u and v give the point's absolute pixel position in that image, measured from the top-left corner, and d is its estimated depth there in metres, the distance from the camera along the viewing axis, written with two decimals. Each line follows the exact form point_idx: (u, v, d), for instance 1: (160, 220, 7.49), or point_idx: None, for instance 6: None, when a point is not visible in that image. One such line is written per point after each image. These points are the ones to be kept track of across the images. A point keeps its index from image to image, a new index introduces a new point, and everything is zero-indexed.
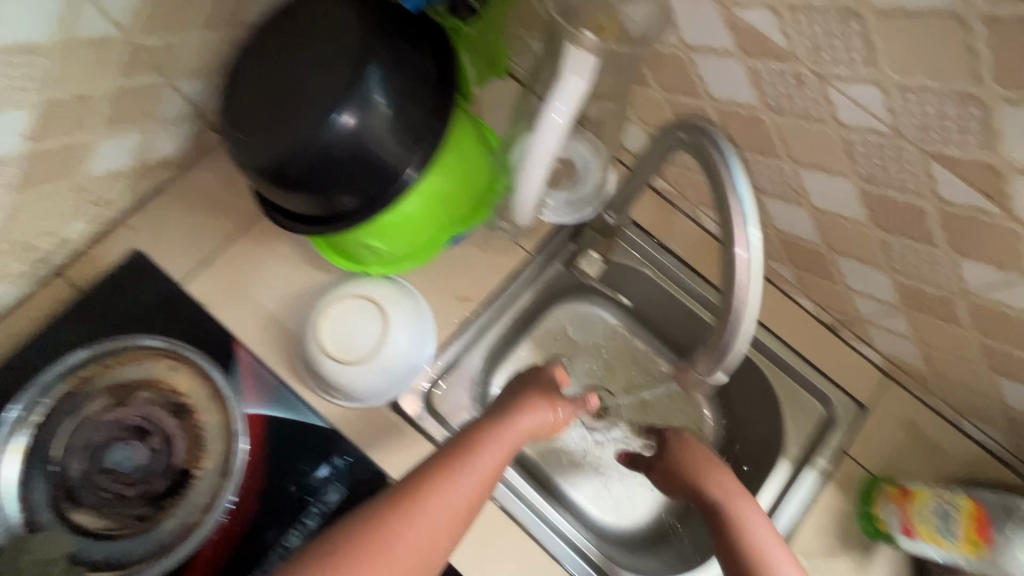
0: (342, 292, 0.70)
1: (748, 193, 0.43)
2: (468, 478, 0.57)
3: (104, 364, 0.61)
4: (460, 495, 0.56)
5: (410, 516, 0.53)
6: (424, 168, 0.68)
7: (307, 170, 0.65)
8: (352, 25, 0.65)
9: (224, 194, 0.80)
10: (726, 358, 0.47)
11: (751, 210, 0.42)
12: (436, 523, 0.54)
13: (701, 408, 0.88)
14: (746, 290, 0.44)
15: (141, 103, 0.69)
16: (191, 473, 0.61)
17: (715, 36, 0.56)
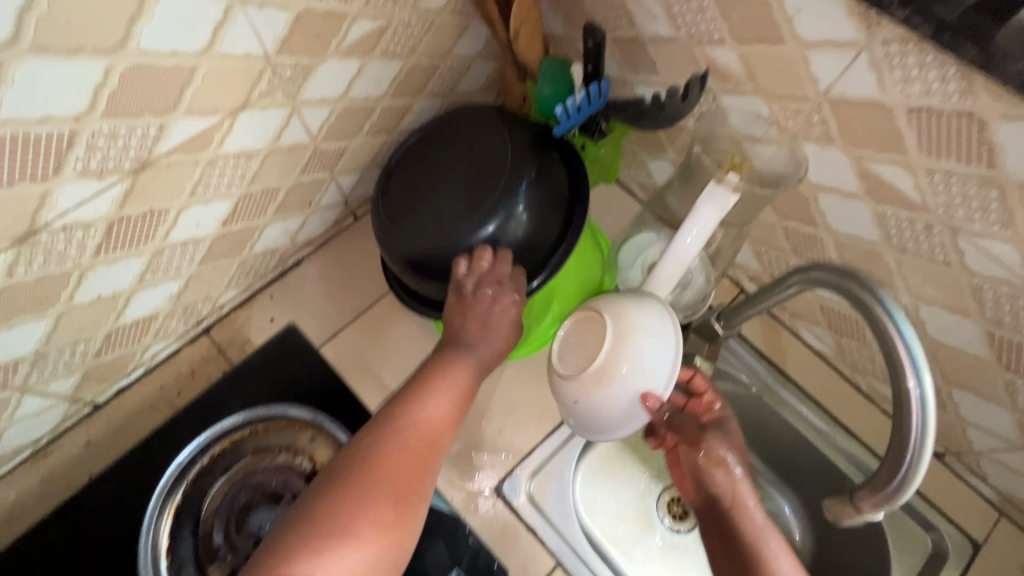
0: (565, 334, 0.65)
1: (917, 342, 0.44)
2: (432, 410, 0.60)
3: (253, 430, 0.67)
4: (429, 426, 0.59)
5: (388, 454, 0.55)
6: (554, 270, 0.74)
7: (448, 265, 0.72)
8: (501, 143, 0.74)
9: (357, 272, 0.88)
10: (896, 494, 0.46)
11: (922, 357, 0.44)
12: (404, 455, 0.56)
13: (793, 534, 0.86)
14: (923, 429, 0.43)
15: (309, 194, 0.79)
16: None
17: (844, 180, 0.62)
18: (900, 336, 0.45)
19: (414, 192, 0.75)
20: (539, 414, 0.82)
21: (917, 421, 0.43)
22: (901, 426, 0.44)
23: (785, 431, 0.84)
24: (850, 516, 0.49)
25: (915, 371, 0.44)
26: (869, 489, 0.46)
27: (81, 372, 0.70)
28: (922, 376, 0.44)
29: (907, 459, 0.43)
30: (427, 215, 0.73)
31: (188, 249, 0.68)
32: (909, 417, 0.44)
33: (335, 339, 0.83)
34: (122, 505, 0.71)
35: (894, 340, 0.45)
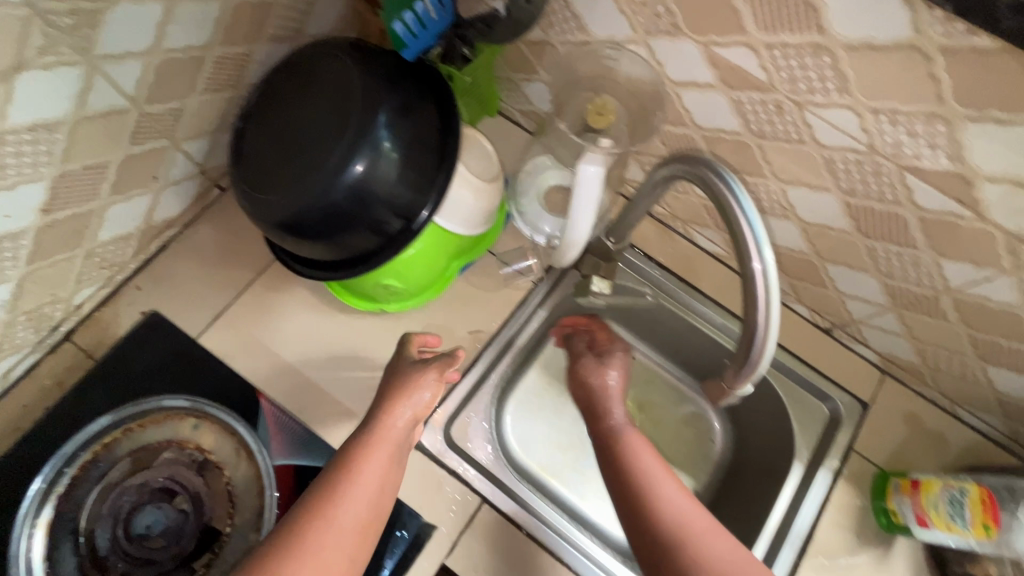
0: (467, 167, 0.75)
1: (758, 218, 0.45)
2: (353, 501, 0.55)
3: (126, 430, 0.61)
4: (349, 522, 0.53)
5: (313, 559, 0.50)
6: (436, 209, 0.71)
7: (328, 218, 0.67)
8: (350, 72, 0.67)
9: (234, 247, 0.81)
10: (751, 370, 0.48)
11: (761, 231, 0.44)
12: (326, 554, 0.51)
13: (712, 423, 0.92)
14: (767, 300, 0.45)
15: (149, 166, 0.71)
16: (222, 531, 0.60)
17: (699, 72, 0.61)
18: (743, 213, 0.45)
19: (276, 144, 0.69)
20: None
21: (761, 294, 0.44)
22: (749, 302, 0.45)
23: (690, 332, 0.86)
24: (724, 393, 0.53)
25: (758, 248, 0.45)
26: (732, 366, 0.48)
27: None
28: (763, 251, 0.44)
29: (755, 334, 0.45)
30: (289, 171, 0.67)
31: (7, 247, 0.60)
32: (753, 289, 0.45)
33: (217, 322, 0.77)
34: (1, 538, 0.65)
35: (737, 219, 0.45)
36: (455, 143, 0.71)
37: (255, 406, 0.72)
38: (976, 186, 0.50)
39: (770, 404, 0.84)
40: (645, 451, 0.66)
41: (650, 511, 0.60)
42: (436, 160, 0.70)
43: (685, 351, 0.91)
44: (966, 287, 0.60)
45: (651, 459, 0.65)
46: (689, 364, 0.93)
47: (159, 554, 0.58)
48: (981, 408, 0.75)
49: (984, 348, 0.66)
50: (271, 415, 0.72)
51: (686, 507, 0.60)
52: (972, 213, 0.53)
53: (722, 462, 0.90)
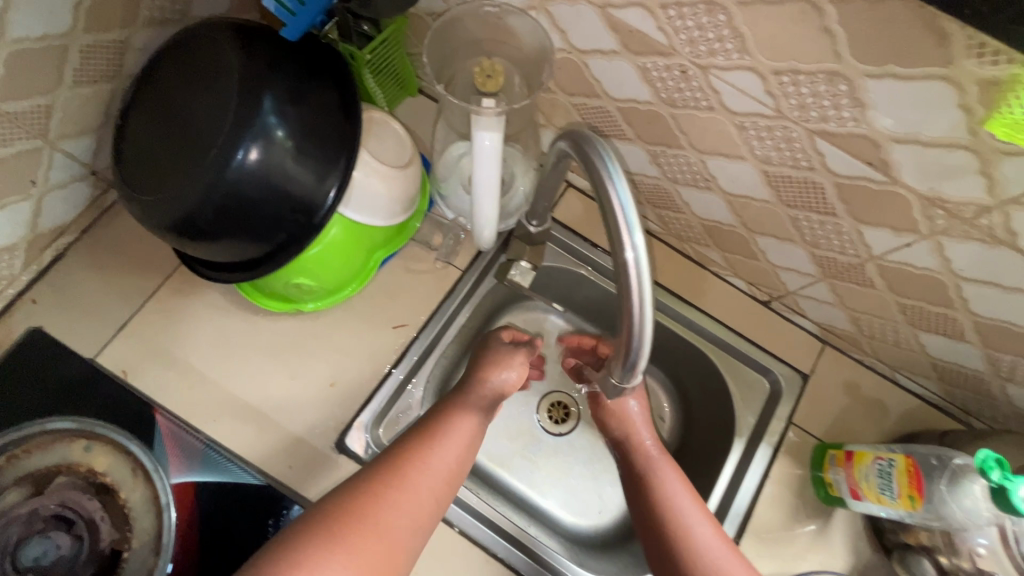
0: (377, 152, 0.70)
1: (632, 205, 0.42)
2: (440, 461, 0.59)
3: (14, 457, 0.62)
4: (440, 469, 0.59)
5: (399, 492, 0.55)
6: (343, 193, 0.67)
7: (222, 218, 0.62)
8: (232, 55, 0.62)
9: (136, 252, 0.75)
10: (636, 363, 0.47)
11: (633, 218, 0.42)
12: (421, 495, 0.56)
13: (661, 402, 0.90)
14: (641, 292, 0.43)
15: (22, 171, 0.65)
16: (121, 553, 0.61)
17: (601, 37, 0.56)
18: (618, 200, 0.42)
19: (160, 138, 0.63)
20: (371, 360, 0.75)
21: (634, 285, 0.43)
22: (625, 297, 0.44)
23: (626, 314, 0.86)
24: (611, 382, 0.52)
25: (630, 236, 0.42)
26: (618, 362, 0.48)
27: None
28: (635, 240, 0.42)
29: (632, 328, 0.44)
30: (175, 166, 0.62)
31: None
32: (627, 283, 0.43)
33: (121, 334, 0.72)
34: None
35: (613, 208, 0.42)
36: (356, 131, 0.67)
37: (150, 422, 0.66)
38: (885, 148, 0.47)
39: (711, 380, 0.82)
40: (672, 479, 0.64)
41: (671, 526, 0.61)
42: (337, 148, 0.65)
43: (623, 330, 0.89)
44: (888, 253, 0.58)
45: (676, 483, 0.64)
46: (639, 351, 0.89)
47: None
48: (918, 373, 0.74)
49: (913, 314, 0.64)
50: (170, 432, 0.67)
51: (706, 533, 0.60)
52: (885, 177, 0.50)
53: (670, 441, 0.88)
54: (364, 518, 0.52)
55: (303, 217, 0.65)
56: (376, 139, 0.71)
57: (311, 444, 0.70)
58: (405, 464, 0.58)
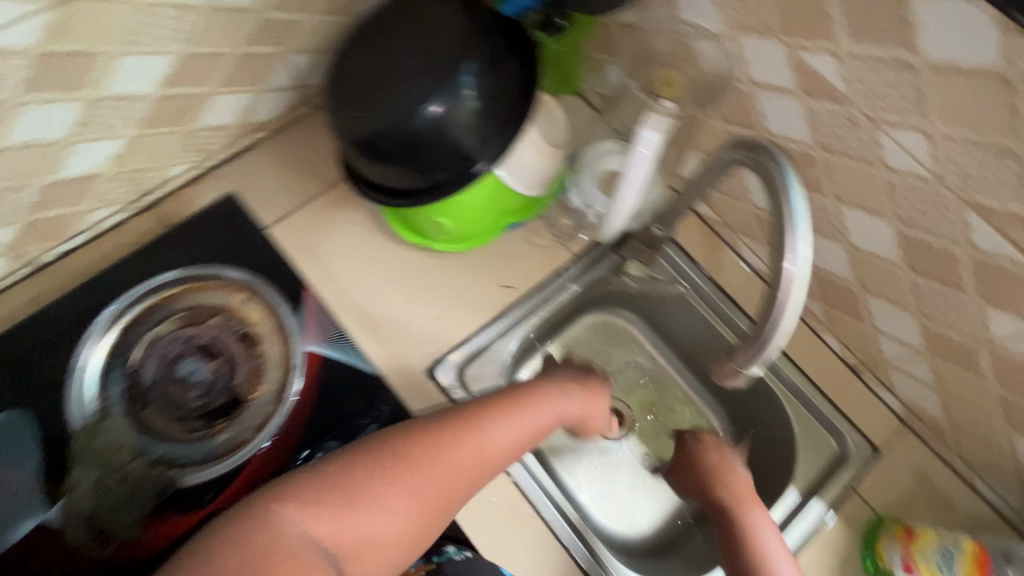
0: (540, 129, 0.79)
1: (804, 213, 0.47)
2: (492, 442, 0.64)
3: (186, 289, 0.70)
4: (488, 451, 0.63)
5: (448, 458, 0.61)
6: (502, 158, 0.75)
7: (401, 148, 0.73)
8: (455, 20, 0.73)
9: (310, 161, 0.88)
10: (765, 353, 0.51)
11: (804, 223, 0.46)
12: (467, 471, 0.62)
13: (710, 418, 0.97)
14: (790, 297, 0.47)
15: (258, 69, 0.78)
16: (247, 397, 0.69)
17: (780, 75, 0.62)
18: (792, 206, 0.47)
19: (371, 70, 0.75)
20: (475, 308, 0.82)
21: (786, 291, 0.47)
22: (772, 297, 0.48)
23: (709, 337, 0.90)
24: (730, 372, 0.55)
25: (795, 243, 0.47)
26: (745, 347, 0.51)
27: (23, 224, 0.71)
28: (799, 253, 0.46)
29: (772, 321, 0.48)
30: (378, 95, 0.73)
31: (129, 107, 0.69)
32: (780, 283, 0.48)
33: (280, 223, 0.83)
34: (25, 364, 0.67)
35: (785, 207, 0.47)
36: (530, 109, 0.75)
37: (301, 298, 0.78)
38: None
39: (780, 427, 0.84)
40: (737, 477, 0.75)
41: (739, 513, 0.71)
42: (509, 118, 0.74)
43: (698, 354, 0.96)
44: (1008, 341, 0.59)
45: (738, 477, 0.75)
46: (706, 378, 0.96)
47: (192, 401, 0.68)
48: (1000, 481, 0.73)
49: (1014, 412, 0.64)
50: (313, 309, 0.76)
51: (749, 498, 0.72)
52: None
53: None
54: (411, 473, 0.59)
55: (461, 169, 0.74)
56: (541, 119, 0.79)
57: (407, 362, 0.78)
58: (450, 432, 0.63)
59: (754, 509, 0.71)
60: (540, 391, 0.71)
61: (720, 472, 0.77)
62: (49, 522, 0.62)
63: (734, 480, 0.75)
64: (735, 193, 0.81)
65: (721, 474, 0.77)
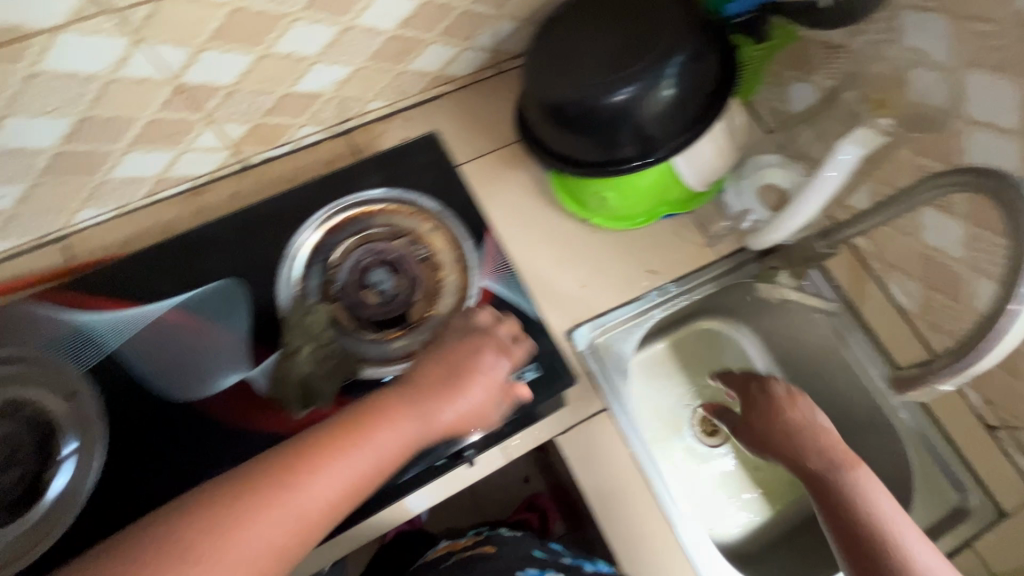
0: (725, 129, 0.81)
1: None
2: (362, 457, 0.53)
3: (386, 207, 0.74)
4: (342, 479, 0.52)
5: (302, 483, 0.51)
6: (678, 150, 0.79)
7: (588, 121, 0.77)
8: (670, 13, 0.77)
9: (489, 120, 0.94)
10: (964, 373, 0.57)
11: None
12: (295, 514, 0.50)
13: None
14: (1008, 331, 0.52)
15: (472, 27, 0.85)
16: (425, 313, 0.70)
17: (1004, 115, 0.62)
18: None
19: (577, 45, 0.80)
20: (619, 285, 0.86)
21: (1005, 326, 0.52)
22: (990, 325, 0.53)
23: (830, 357, 0.91)
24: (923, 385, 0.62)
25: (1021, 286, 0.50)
26: (947, 363, 0.59)
27: (251, 125, 0.80)
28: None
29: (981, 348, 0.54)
30: (580, 70, 0.78)
31: (367, 39, 0.76)
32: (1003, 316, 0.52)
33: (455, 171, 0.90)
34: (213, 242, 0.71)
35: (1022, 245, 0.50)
36: (714, 113, 0.78)
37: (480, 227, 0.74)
38: None
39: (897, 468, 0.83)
40: (852, 465, 0.73)
41: (858, 498, 0.69)
42: (694, 116, 0.78)
43: (813, 381, 0.97)
44: None
45: (863, 475, 0.72)
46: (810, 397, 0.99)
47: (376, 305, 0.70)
48: None
49: None
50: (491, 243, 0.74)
51: (858, 474, 0.72)
52: None
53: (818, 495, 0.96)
54: (232, 520, 0.48)
55: (637, 154, 0.79)
56: (726, 118, 0.81)
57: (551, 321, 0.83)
58: (318, 447, 0.53)
59: (897, 524, 0.65)
60: (405, 404, 0.57)
61: (830, 452, 0.75)
62: (251, 381, 0.65)
63: (840, 462, 0.74)
64: (903, 229, 0.81)
65: (833, 462, 0.74)
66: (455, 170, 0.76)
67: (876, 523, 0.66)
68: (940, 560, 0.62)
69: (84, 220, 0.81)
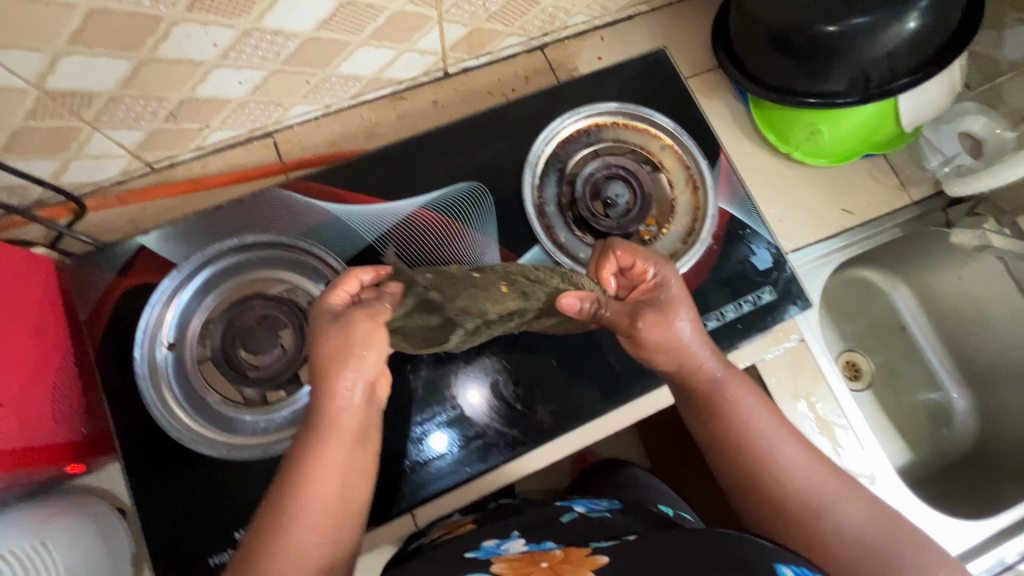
0: (952, 71, 0.79)
1: None
2: (326, 475, 0.48)
3: (617, 122, 0.74)
4: (325, 490, 0.48)
5: (293, 518, 0.46)
6: (897, 91, 0.77)
7: (812, 49, 0.75)
8: None
9: (685, 46, 0.92)
10: None
11: None
12: (307, 534, 0.46)
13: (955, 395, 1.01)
14: None
15: None
16: (660, 230, 0.71)
17: None
18: None
19: None
20: (812, 221, 0.86)
21: None
22: None
23: (1000, 312, 0.92)
24: None
25: None
26: None
27: (469, 29, 0.78)
28: None
29: None
30: None
31: None
32: None
33: None
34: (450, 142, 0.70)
35: None
36: (950, 50, 0.75)
37: (713, 151, 0.74)
38: None
39: None
40: (745, 396, 0.57)
41: (769, 458, 0.54)
42: (925, 57, 0.75)
43: (970, 336, 0.98)
44: None
45: (762, 414, 0.57)
46: (961, 351, 1.00)
47: (612, 219, 0.70)
48: None
49: None
50: (724, 167, 0.73)
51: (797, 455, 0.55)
52: None
53: (957, 439, 1.00)
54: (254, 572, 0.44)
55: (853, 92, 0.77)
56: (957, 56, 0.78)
57: None
58: (288, 483, 0.48)
59: (842, 490, 0.53)
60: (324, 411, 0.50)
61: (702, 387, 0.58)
62: None
63: (763, 426, 0.56)
64: None
65: (729, 405, 0.57)
66: (686, 90, 0.75)
67: (770, 459, 0.54)
68: (798, 449, 0.55)
69: (296, 116, 0.80)
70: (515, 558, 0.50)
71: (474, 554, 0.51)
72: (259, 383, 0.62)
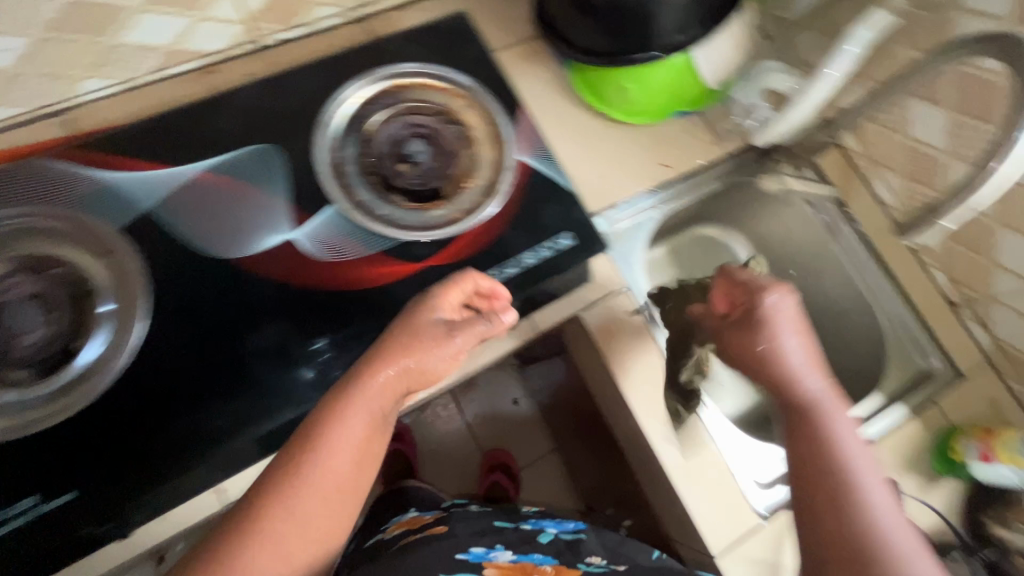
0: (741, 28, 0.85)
1: None
2: (311, 482, 0.50)
3: (419, 84, 0.75)
4: (319, 498, 0.50)
5: (271, 522, 0.48)
6: (690, 46, 0.81)
7: (603, 6, 0.78)
8: None
9: (507, 15, 0.94)
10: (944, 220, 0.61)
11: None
12: (283, 541, 0.49)
13: None
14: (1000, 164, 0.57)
15: None
16: (463, 185, 0.72)
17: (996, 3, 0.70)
18: None
19: None
20: (633, 176, 0.90)
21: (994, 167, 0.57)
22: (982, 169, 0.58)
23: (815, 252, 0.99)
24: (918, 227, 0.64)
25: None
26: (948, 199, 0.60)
27: None
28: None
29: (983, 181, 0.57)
30: None
31: None
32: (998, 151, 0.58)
33: None
34: (244, 108, 0.70)
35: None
36: (728, 5, 0.81)
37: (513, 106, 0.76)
38: None
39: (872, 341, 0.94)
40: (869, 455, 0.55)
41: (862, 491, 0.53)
42: (710, 13, 0.79)
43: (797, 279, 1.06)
44: None
45: (838, 428, 0.56)
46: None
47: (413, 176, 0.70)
48: None
49: None
50: (525, 122, 0.76)
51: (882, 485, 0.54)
52: None
53: None
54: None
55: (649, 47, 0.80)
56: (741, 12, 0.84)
57: None
58: (275, 487, 0.49)
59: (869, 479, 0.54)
60: (326, 422, 0.51)
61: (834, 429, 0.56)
62: (296, 241, 0.66)
63: (865, 463, 0.54)
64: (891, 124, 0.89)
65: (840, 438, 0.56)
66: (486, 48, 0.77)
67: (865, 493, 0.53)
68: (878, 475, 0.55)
69: (89, 91, 0.76)
70: (505, 564, 0.65)
71: (465, 556, 0.64)
72: (21, 359, 0.60)
